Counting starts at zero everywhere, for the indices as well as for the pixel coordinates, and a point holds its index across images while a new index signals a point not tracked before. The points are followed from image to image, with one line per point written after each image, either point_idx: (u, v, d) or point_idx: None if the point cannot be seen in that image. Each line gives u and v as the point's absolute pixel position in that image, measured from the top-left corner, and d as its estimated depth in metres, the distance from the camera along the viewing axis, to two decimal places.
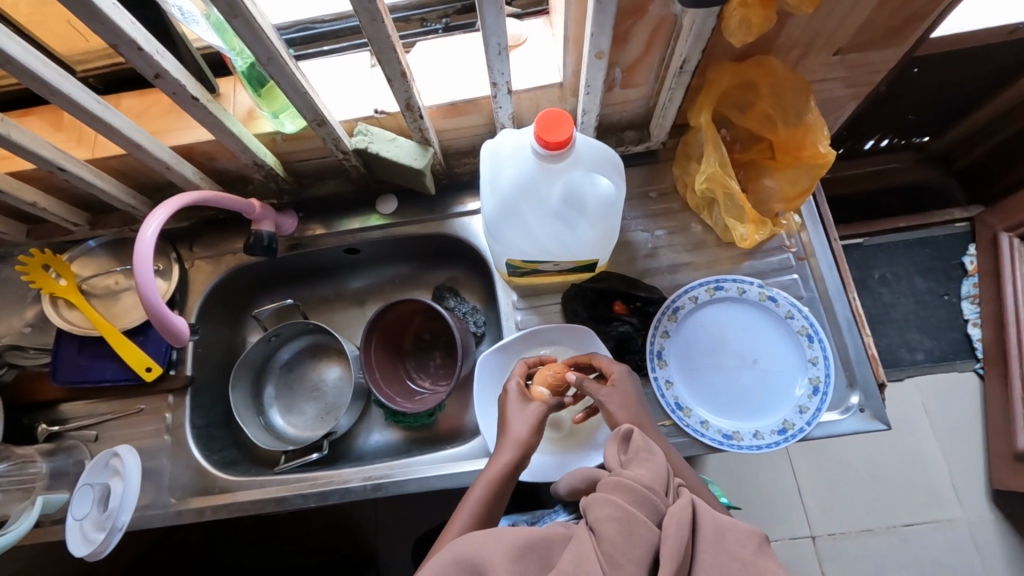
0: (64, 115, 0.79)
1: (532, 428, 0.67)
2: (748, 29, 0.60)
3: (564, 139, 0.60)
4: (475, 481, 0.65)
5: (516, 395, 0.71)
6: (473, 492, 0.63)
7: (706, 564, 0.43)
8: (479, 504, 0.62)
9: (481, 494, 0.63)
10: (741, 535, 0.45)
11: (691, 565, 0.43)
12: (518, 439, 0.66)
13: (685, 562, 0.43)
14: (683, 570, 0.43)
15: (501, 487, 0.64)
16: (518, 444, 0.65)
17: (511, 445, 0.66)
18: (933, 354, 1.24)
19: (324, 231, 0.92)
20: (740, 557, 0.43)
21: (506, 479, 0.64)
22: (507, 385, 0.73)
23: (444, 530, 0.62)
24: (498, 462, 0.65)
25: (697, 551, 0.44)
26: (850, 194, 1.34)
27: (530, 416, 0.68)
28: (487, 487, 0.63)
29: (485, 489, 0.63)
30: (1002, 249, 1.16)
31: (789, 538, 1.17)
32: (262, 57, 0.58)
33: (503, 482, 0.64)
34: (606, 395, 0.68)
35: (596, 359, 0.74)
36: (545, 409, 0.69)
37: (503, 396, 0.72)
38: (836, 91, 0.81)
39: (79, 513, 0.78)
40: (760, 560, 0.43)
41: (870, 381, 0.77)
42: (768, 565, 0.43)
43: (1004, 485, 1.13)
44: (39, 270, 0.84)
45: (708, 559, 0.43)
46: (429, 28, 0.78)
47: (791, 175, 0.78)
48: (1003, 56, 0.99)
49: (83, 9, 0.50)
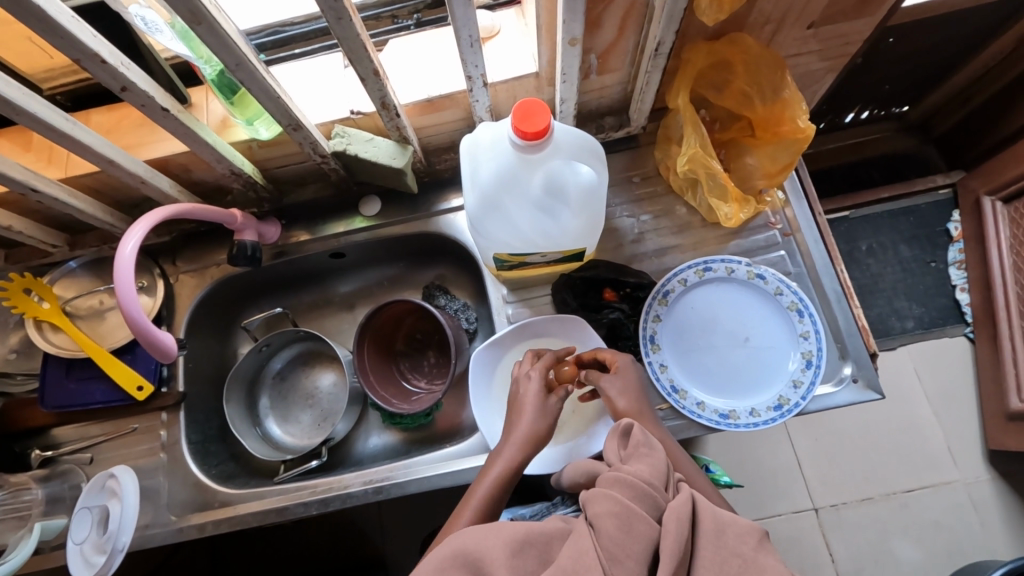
0: (33, 135, 0.77)
1: (540, 426, 0.66)
2: (719, 7, 0.61)
3: (542, 128, 0.60)
4: (484, 472, 0.65)
5: (537, 389, 0.69)
6: (483, 484, 0.64)
7: (706, 561, 0.43)
8: (487, 497, 0.63)
9: (489, 486, 0.63)
10: (741, 531, 0.45)
11: (691, 561, 0.43)
12: (535, 432, 0.66)
13: (685, 560, 0.43)
14: (683, 568, 0.43)
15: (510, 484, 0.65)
16: (524, 439, 0.66)
17: (514, 443, 0.66)
18: (923, 321, 1.25)
19: (308, 237, 0.92)
20: (740, 553, 0.43)
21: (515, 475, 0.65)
22: (529, 377, 0.70)
23: (450, 521, 0.62)
24: (503, 458, 0.65)
25: (697, 547, 0.44)
26: (832, 167, 1.34)
27: (551, 414, 0.68)
28: (497, 479, 0.64)
29: (494, 482, 0.64)
30: (985, 213, 1.17)
31: (792, 512, 1.18)
32: (231, 64, 0.57)
33: (511, 476, 0.65)
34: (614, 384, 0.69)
35: (600, 352, 0.73)
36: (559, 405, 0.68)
37: (519, 391, 0.69)
38: (812, 65, 0.81)
39: (78, 537, 0.77)
40: (761, 555, 0.43)
41: (861, 352, 0.78)
42: (768, 560, 0.43)
43: (999, 445, 1.14)
44: (20, 294, 0.82)
45: (708, 556, 0.43)
46: (401, 25, 0.75)
47: (771, 151, 0.78)
48: (975, 20, 1.00)
49: (40, 23, 0.49)
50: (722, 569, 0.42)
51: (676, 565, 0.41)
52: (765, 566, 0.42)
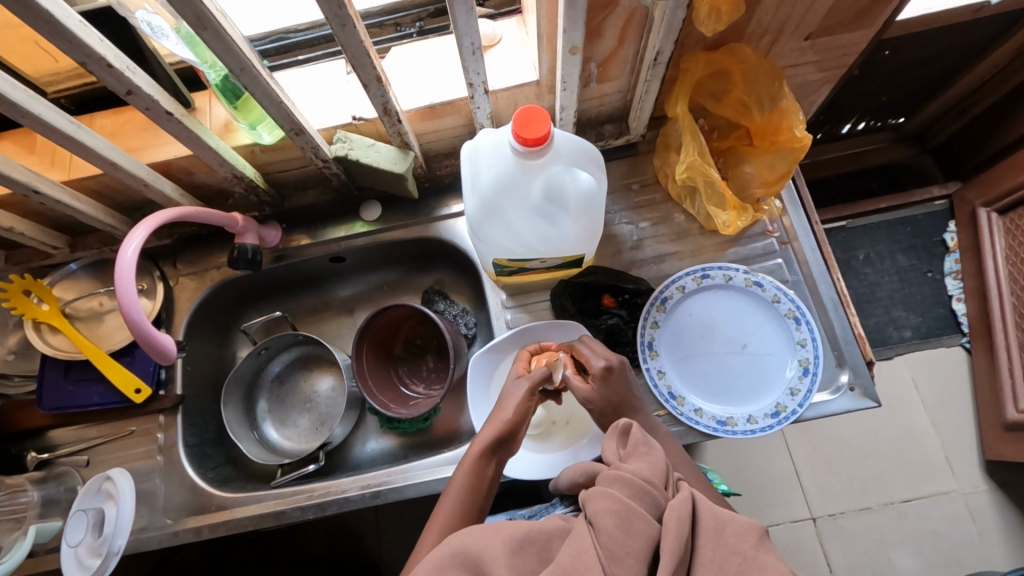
0: (37, 137, 0.78)
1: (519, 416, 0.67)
2: (717, 17, 0.62)
3: (542, 134, 0.60)
4: (456, 470, 0.66)
5: (517, 372, 0.72)
6: (454, 483, 0.65)
7: (706, 559, 0.43)
8: (460, 494, 0.63)
9: (461, 483, 0.64)
10: (741, 530, 0.45)
11: (692, 561, 0.43)
12: (502, 420, 0.66)
13: (685, 559, 0.43)
14: (684, 567, 0.42)
15: (483, 474, 0.65)
16: (497, 425, 0.66)
17: (490, 429, 0.67)
18: (920, 330, 1.26)
19: (309, 241, 0.92)
20: (740, 551, 0.44)
21: (487, 466, 0.66)
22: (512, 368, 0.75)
23: (426, 526, 0.62)
24: (476, 445, 0.67)
25: (697, 546, 0.44)
26: (830, 177, 1.35)
27: (517, 394, 0.68)
28: (466, 474, 0.65)
29: (464, 478, 0.65)
30: (981, 223, 1.18)
31: (790, 521, 1.18)
32: (235, 68, 0.58)
33: (482, 468, 0.66)
34: (587, 395, 0.67)
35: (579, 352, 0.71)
36: (528, 384, 0.69)
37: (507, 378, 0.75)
38: (809, 76, 0.82)
39: (74, 540, 0.77)
40: (760, 554, 0.43)
41: (858, 360, 0.78)
42: (769, 558, 0.43)
43: (996, 455, 1.15)
44: (20, 296, 0.83)
45: (708, 555, 0.43)
46: (404, 33, 0.79)
47: (769, 160, 0.79)
48: (970, 34, 1.01)
49: (49, 27, 0.49)
50: (722, 568, 0.42)
51: (675, 564, 0.41)
52: (766, 565, 0.43)
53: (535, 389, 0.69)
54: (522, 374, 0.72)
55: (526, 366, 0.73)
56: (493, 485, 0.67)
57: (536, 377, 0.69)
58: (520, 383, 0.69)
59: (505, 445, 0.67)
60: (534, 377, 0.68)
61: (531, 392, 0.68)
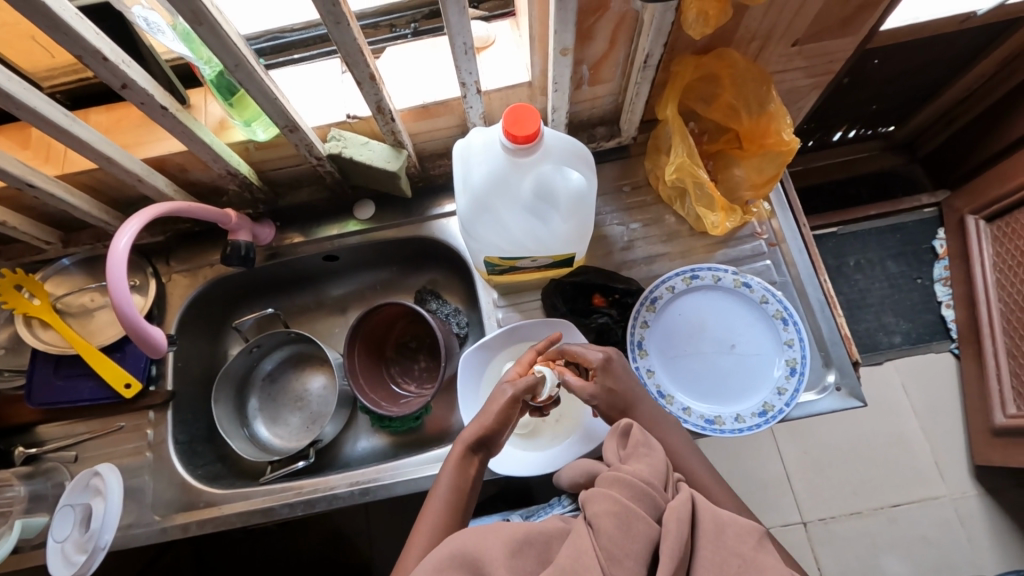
0: (32, 132, 0.78)
1: (501, 417, 0.65)
2: (705, 21, 0.62)
3: (532, 132, 0.61)
4: (441, 470, 0.66)
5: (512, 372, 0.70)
6: (440, 485, 0.65)
7: (706, 560, 0.43)
8: (448, 493, 0.64)
9: (447, 482, 0.65)
10: (741, 531, 0.45)
11: (691, 562, 0.44)
12: (483, 423, 0.66)
13: (685, 561, 0.43)
14: (683, 568, 0.43)
15: (467, 473, 0.66)
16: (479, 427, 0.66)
17: (471, 430, 0.66)
18: (910, 336, 1.27)
19: (302, 239, 0.93)
20: (740, 552, 0.44)
21: (471, 467, 0.66)
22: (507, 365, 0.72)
23: (415, 530, 0.62)
24: (457, 446, 0.67)
25: (697, 548, 0.44)
26: (820, 184, 1.37)
27: (501, 399, 0.66)
28: (452, 474, 0.65)
29: (450, 478, 0.65)
30: (969, 231, 1.19)
31: (782, 525, 1.18)
32: (230, 64, 0.58)
33: (466, 467, 0.66)
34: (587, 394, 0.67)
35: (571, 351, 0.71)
36: (512, 388, 0.67)
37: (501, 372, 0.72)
38: (797, 81, 0.84)
39: (60, 535, 0.77)
40: (760, 555, 0.44)
41: (845, 361, 0.79)
42: (768, 559, 0.44)
43: (984, 460, 1.15)
44: (11, 290, 0.82)
45: (708, 555, 0.44)
46: (398, 34, 0.80)
47: (757, 163, 0.80)
48: (958, 44, 1.03)
49: (47, 20, 0.50)
50: (721, 569, 0.43)
51: (675, 565, 0.41)
52: (765, 566, 0.43)
53: (519, 398, 0.66)
54: (512, 379, 0.70)
55: (521, 371, 0.70)
56: (478, 483, 0.67)
57: (523, 385, 0.66)
58: (505, 388, 0.67)
59: (489, 447, 0.67)
60: (520, 385, 0.66)
61: (514, 401, 0.66)
